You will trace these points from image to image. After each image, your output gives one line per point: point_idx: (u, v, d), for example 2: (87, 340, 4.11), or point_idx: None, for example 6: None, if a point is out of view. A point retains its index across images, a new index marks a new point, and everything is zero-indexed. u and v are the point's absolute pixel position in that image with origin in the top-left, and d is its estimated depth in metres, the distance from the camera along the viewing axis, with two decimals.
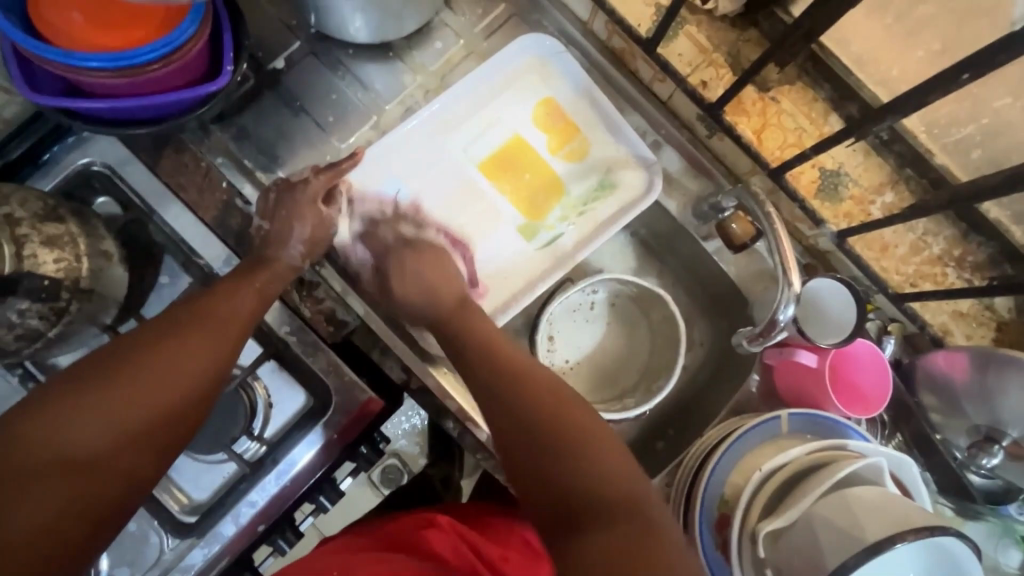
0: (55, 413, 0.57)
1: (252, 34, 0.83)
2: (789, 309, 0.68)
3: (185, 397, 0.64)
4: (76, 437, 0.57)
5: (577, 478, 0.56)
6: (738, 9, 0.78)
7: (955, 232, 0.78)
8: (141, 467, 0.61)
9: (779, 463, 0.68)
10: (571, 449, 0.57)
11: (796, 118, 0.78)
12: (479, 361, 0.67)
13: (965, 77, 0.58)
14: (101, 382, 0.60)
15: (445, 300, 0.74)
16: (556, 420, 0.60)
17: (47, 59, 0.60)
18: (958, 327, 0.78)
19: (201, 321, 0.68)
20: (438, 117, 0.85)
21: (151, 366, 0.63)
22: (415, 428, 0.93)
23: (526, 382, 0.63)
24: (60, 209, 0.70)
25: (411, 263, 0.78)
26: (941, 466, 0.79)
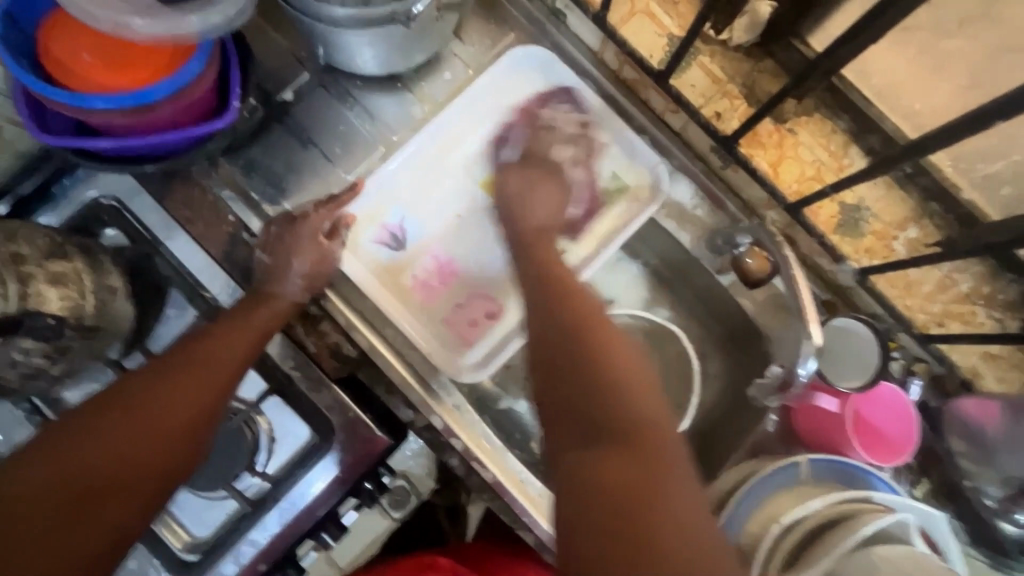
0: (44, 460, 0.56)
1: (261, 66, 0.83)
2: (810, 364, 0.64)
3: (179, 436, 0.62)
4: (69, 480, 0.56)
5: (603, 398, 0.56)
6: (754, 40, 0.76)
7: (984, 269, 0.74)
8: (132, 510, 0.59)
9: (799, 516, 0.64)
10: (599, 373, 0.57)
11: (814, 149, 0.75)
12: (541, 274, 0.68)
13: (997, 121, 0.55)
14: (97, 424, 0.59)
15: (528, 228, 0.74)
16: (596, 344, 0.59)
17: (55, 101, 0.60)
18: (988, 369, 0.74)
19: (194, 361, 0.66)
20: (435, 142, 0.85)
21: (144, 408, 0.62)
22: (418, 450, 0.84)
23: (572, 306, 0.63)
24: (67, 246, 0.69)
25: (537, 185, 0.77)
26: (971, 515, 0.75)
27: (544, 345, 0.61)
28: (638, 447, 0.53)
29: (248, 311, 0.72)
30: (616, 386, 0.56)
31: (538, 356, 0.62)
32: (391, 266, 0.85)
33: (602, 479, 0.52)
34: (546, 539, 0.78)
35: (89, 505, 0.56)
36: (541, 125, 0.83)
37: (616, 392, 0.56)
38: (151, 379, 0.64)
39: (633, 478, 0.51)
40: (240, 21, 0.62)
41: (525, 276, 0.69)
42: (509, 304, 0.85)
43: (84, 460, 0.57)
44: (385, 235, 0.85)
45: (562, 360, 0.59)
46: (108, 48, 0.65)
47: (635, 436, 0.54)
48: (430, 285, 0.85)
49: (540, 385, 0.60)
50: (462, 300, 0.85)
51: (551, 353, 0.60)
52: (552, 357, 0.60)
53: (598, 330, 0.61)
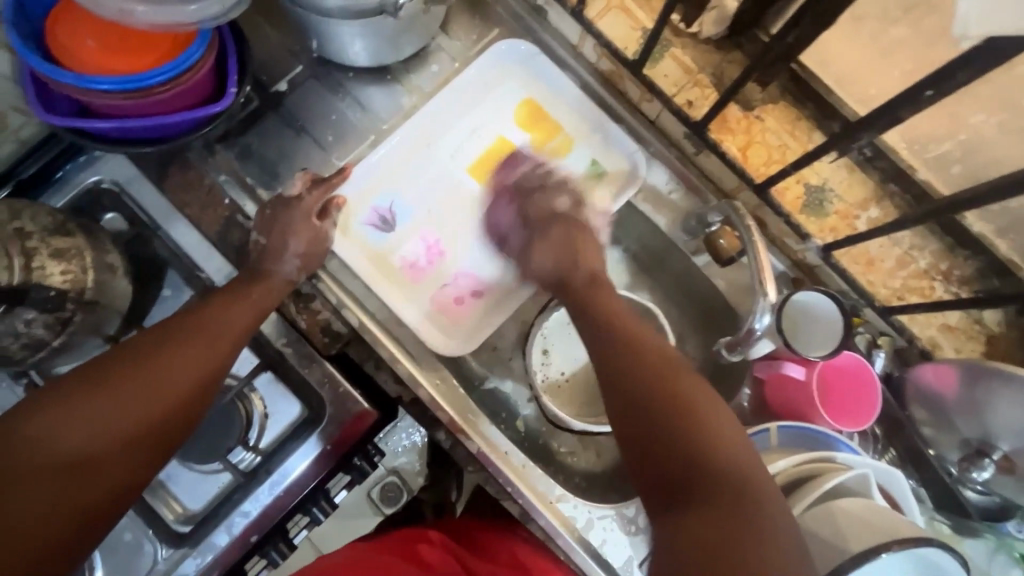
0: (51, 415, 0.59)
1: (256, 59, 0.87)
2: (765, 318, 0.68)
3: (181, 399, 0.66)
4: (66, 444, 0.58)
5: (692, 456, 0.58)
6: (722, 33, 0.81)
7: (940, 246, 0.79)
8: (136, 466, 0.62)
9: (765, 475, 0.68)
10: (679, 423, 0.60)
11: (780, 134, 0.80)
12: (609, 334, 0.70)
13: (929, 93, 0.60)
14: (97, 388, 0.62)
15: (580, 273, 0.78)
16: (685, 406, 0.61)
17: (61, 83, 0.64)
18: (947, 341, 0.79)
19: (192, 332, 0.69)
20: (420, 130, 0.89)
21: (143, 375, 0.64)
22: (415, 446, 0.93)
23: (657, 368, 0.65)
24: (69, 224, 0.72)
25: (559, 235, 0.81)
26: (935, 482, 0.78)
27: (620, 400, 0.65)
28: (739, 500, 0.54)
29: (246, 289, 0.75)
30: (696, 435, 0.59)
31: (616, 413, 0.65)
32: (379, 248, 0.88)
33: (700, 530, 0.53)
34: (529, 509, 0.81)
35: (93, 462, 0.59)
36: (552, 185, 0.86)
37: (700, 444, 0.58)
38: (158, 343, 0.67)
39: (736, 533, 0.52)
40: (236, 11, 0.66)
41: (594, 333, 0.71)
42: (493, 284, 0.89)
43: (81, 424, 0.60)
44: (375, 218, 0.88)
45: (651, 422, 0.61)
46: (112, 36, 0.69)
47: (731, 488, 0.55)
48: (417, 266, 0.88)
49: (628, 444, 0.63)
50: (448, 279, 0.89)
51: (630, 410, 0.63)
52: (631, 413, 0.63)
53: (673, 378, 0.64)
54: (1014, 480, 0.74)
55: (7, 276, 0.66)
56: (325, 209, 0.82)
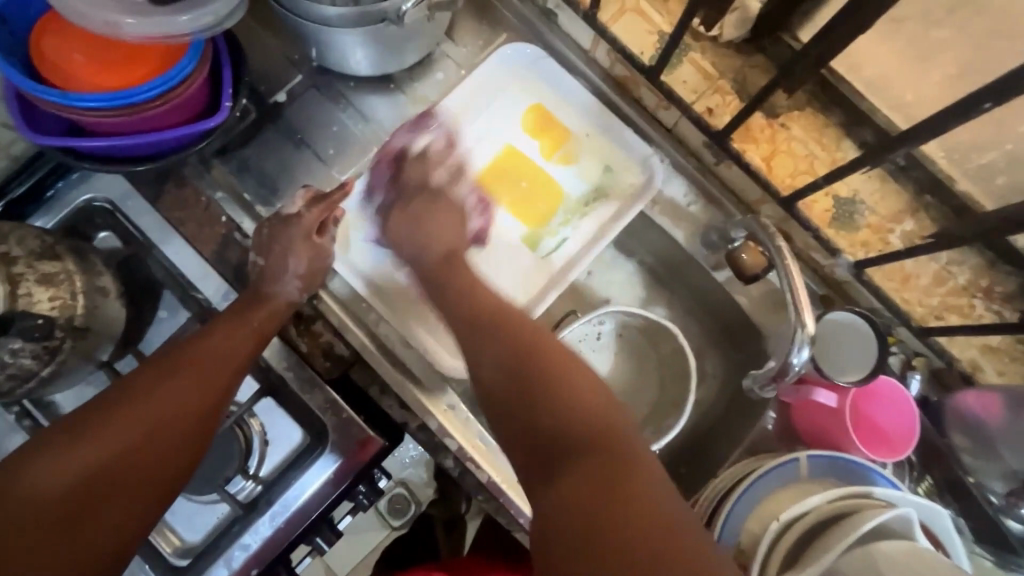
0: (44, 463, 0.56)
1: (254, 69, 0.83)
2: (804, 352, 0.64)
3: (181, 437, 0.63)
4: (64, 490, 0.56)
5: (545, 412, 0.59)
6: (744, 36, 0.77)
7: (980, 261, 0.73)
8: (135, 512, 0.59)
9: (798, 512, 0.63)
10: (541, 388, 0.61)
11: (808, 144, 0.75)
12: (471, 307, 0.70)
13: (987, 105, 0.55)
14: (89, 431, 0.59)
15: (439, 249, 0.76)
16: (535, 365, 0.63)
17: (46, 100, 0.61)
18: (988, 362, 0.73)
19: (191, 362, 0.66)
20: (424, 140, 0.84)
21: (138, 413, 0.61)
22: (420, 459, 0.96)
23: (512, 339, 0.66)
24: (57, 247, 0.69)
25: (426, 214, 0.77)
26: (976, 513, 0.72)
27: (489, 373, 0.65)
28: (601, 455, 0.55)
29: (244, 311, 0.72)
30: (560, 398, 0.60)
31: (487, 386, 0.65)
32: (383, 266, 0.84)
33: (575, 489, 0.53)
34: None
35: (88, 508, 0.57)
36: (414, 157, 0.80)
37: (564, 406, 0.59)
38: (156, 377, 0.64)
39: (600, 475, 0.53)
40: (231, 21, 0.63)
41: (451, 307, 0.71)
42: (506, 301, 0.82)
43: (76, 470, 0.57)
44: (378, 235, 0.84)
45: (506, 388, 0.63)
46: (101, 49, 0.65)
47: (598, 442, 0.56)
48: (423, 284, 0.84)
49: (490, 409, 0.64)
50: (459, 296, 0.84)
51: (499, 381, 0.64)
52: (499, 386, 0.63)
53: (530, 346, 0.65)
54: None
55: None
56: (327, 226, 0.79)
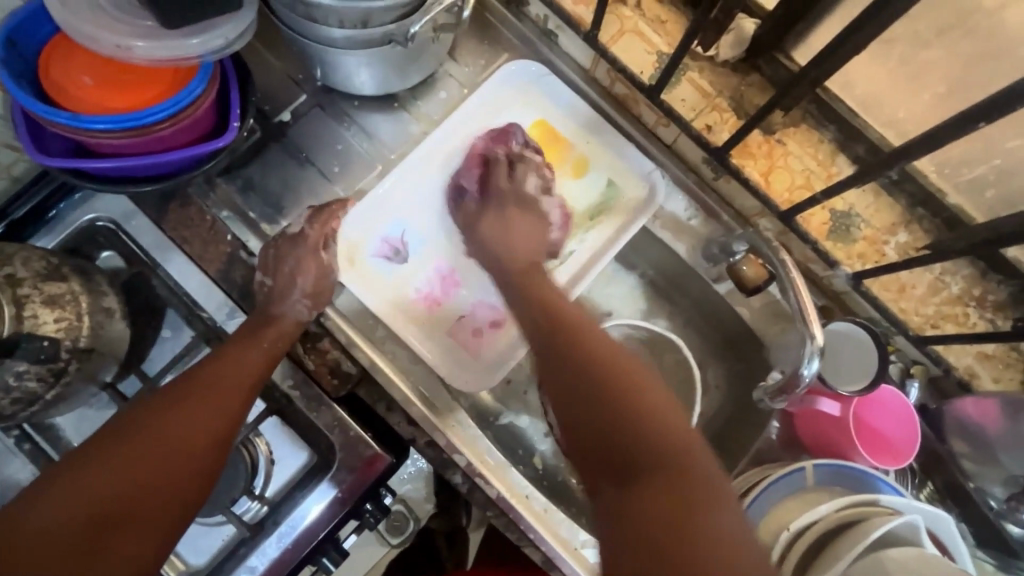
0: (60, 495, 0.56)
1: (259, 89, 0.84)
2: (814, 364, 0.65)
3: (193, 460, 0.62)
4: (76, 518, 0.56)
5: (626, 435, 0.60)
6: (740, 55, 0.79)
7: (972, 271, 0.76)
8: (149, 541, 0.58)
9: (808, 521, 0.64)
10: (611, 400, 0.62)
11: (803, 159, 0.78)
12: (542, 310, 0.71)
13: (981, 123, 0.57)
14: (102, 460, 0.59)
15: (518, 258, 0.77)
16: (619, 386, 0.63)
17: (56, 123, 0.61)
18: (984, 369, 0.74)
19: (202, 387, 0.66)
20: (430, 156, 0.86)
21: (151, 440, 0.61)
22: (418, 473, 0.96)
23: (583, 347, 0.66)
24: (63, 268, 0.69)
25: (507, 213, 0.80)
26: (977, 517, 0.74)
27: (559, 378, 0.66)
28: (666, 469, 0.57)
29: (254, 334, 0.72)
30: (629, 410, 0.61)
31: (556, 388, 0.66)
32: (391, 281, 0.84)
33: (641, 505, 0.55)
34: (553, 554, 0.76)
35: (100, 539, 0.56)
36: (494, 162, 0.83)
37: (633, 420, 0.60)
38: (169, 402, 0.64)
39: (672, 509, 0.54)
40: (240, 44, 0.64)
41: (532, 317, 0.71)
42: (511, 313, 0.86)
43: (87, 501, 0.56)
44: (385, 249, 0.85)
45: (577, 399, 0.64)
46: (109, 71, 0.65)
47: (664, 459, 0.58)
48: (431, 297, 0.85)
49: (558, 415, 0.65)
50: (466, 309, 0.86)
51: (567, 389, 0.64)
52: (569, 393, 0.64)
53: (600, 355, 0.65)
54: None
55: None
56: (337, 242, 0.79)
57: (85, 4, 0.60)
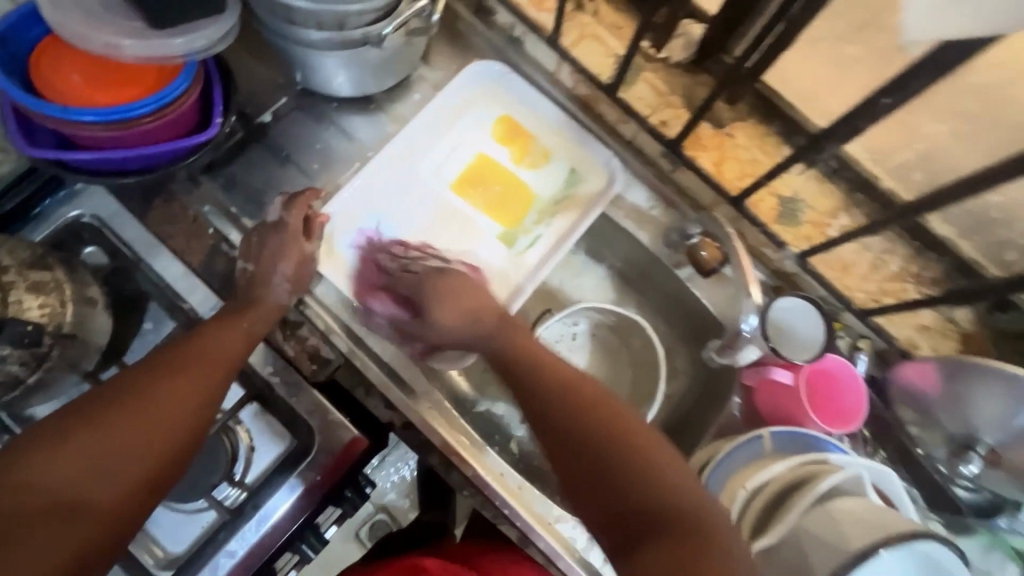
0: (39, 455, 0.57)
1: (242, 91, 0.88)
2: (752, 320, 0.75)
3: (172, 430, 0.64)
4: (56, 479, 0.57)
5: (632, 489, 0.60)
6: (690, 57, 0.86)
7: (910, 250, 0.81)
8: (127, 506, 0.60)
9: (762, 480, 0.68)
10: (614, 461, 0.62)
11: (751, 150, 0.85)
12: (534, 372, 0.70)
13: (885, 101, 0.65)
14: (83, 425, 0.60)
15: (489, 317, 0.76)
16: (620, 436, 0.63)
17: (45, 115, 0.65)
18: (924, 340, 0.81)
19: (185, 361, 0.68)
20: (401, 149, 0.90)
21: (133, 409, 0.63)
22: (404, 480, 0.96)
23: (581, 407, 0.66)
24: (48, 257, 0.71)
25: (447, 286, 0.78)
26: (926, 480, 0.80)
27: (559, 446, 0.66)
28: (678, 532, 0.57)
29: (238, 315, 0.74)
30: (632, 474, 0.61)
31: (557, 455, 0.66)
32: (366, 270, 0.86)
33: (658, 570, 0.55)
34: (528, 529, 0.79)
35: (79, 505, 0.57)
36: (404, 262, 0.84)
37: (639, 481, 0.60)
38: (151, 374, 0.66)
39: (694, 561, 0.54)
40: (222, 45, 0.69)
41: (520, 381, 0.71)
42: None
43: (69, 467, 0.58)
44: (360, 240, 0.87)
45: (578, 466, 0.64)
46: (96, 70, 0.69)
47: (676, 520, 0.58)
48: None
49: (565, 483, 0.65)
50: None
51: (568, 456, 0.65)
52: (570, 462, 0.65)
53: (596, 412, 0.65)
54: (1005, 476, 0.74)
55: None
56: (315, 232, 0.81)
57: (75, 6, 0.64)
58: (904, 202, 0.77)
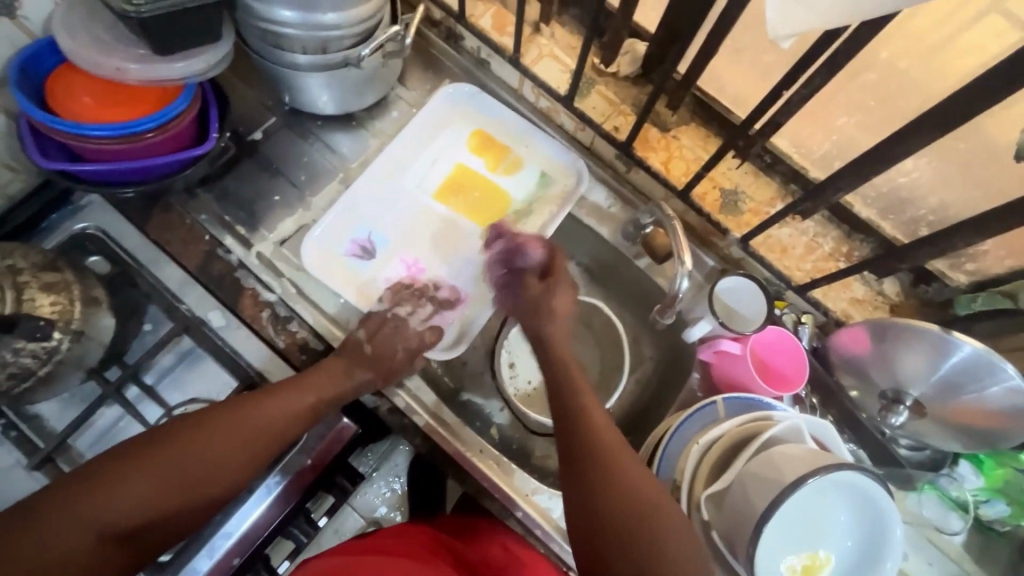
0: (106, 489, 0.62)
1: (234, 113, 0.97)
2: (683, 283, 0.81)
3: (227, 479, 0.69)
4: (119, 513, 0.62)
5: (638, 553, 0.61)
6: (637, 71, 0.98)
7: (840, 232, 0.92)
8: (171, 534, 0.66)
9: (712, 437, 0.75)
10: (628, 528, 0.63)
11: (694, 150, 0.96)
12: (571, 415, 0.73)
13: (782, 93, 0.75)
14: (151, 463, 0.65)
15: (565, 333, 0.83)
16: (639, 503, 0.64)
17: (59, 130, 0.73)
18: (857, 312, 0.90)
19: (245, 417, 0.71)
20: (385, 165, 0.99)
21: (196, 453, 0.67)
22: (394, 495, 1.01)
23: (608, 464, 0.67)
24: (58, 261, 0.78)
25: (567, 292, 0.86)
26: (868, 439, 0.87)
27: (577, 498, 0.67)
28: None
29: (302, 383, 0.77)
30: (639, 539, 0.62)
31: (573, 503, 0.68)
32: (364, 274, 0.95)
33: None
34: (508, 494, 0.85)
35: (133, 534, 0.63)
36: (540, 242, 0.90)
37: (643, 548, 0.61)
38: (218, 422, 0.70)
39: None
40: (217, 70, 0.78)
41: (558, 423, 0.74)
42: (472, 289, 0.97)
43: (136, 504, 0.63)
44: (355, 249, 0.96)
45: (591, 520, 0.65)
46: (104, 92, 0.78)
47: None
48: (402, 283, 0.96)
49: (573, 531, 0.67)
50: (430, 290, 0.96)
51: (579, 510, 0.67)
52: (580, 516, 0.66)
53: (620, 472, 0.66)
54: (929, 424, 0.83)
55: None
56: (412, 312, 0.91)
57: (87, 36, 0.73)
58: (816, 179, 0.89)
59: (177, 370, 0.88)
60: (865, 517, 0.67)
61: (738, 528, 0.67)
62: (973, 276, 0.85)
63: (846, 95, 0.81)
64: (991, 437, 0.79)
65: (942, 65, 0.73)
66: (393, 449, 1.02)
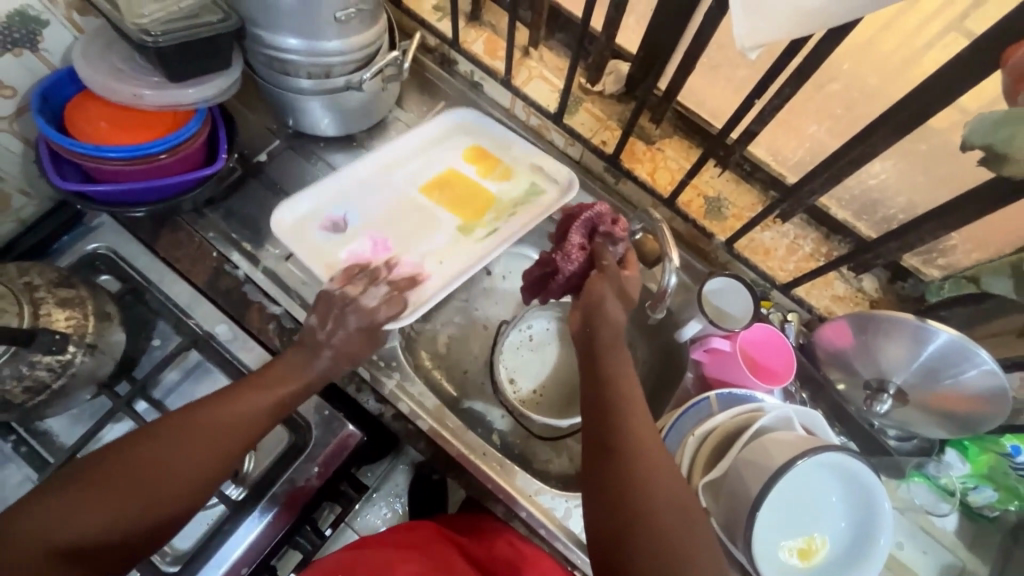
0: (69, 500, 0.59)
1: (241, 137, 1.02)
2: (671, 277, 0.84)
3: (195, 482, 0.65)
4: (78, 525, 0.58)
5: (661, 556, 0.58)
6: (621, 89, 1.04)
7: (819, 234, 0.97)
8: (139, 545, 0.62)
9: (706, 429, 0.78)
10: (654, 530, 0.59)
11: (678, 161, 1.02)
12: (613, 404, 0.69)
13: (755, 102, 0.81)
14: (112, 470, 0.61)
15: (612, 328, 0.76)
16: (670, 504, 0.61)
17: (78, 153, 0.78)
18: (840, 309, 0.95)
19: (212, 416, 0.67)
20: (382, 160, 1.02)
21: (159, 457, 0.63)
22: (394, 514, 1.10)
23: (643, 462, 0.64)
24: (72, 278, 0.81)
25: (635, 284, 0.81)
26: (858, 431, 0.91)
27: (603, 495, 0.64)
28: None
29: (272, 377, 0.74)
30: (664, 540, 0.59)
31: (598, 499, 0.64)
32: (327, 244, 0.95)
33: None
34: (513, 496, 0.86)
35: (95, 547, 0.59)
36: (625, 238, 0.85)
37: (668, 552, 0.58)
38: (182, 422, 0.66)
39: None
40: (227, 94, 0.83)
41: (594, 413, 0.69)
42: (438, 271, 0.95)
43: (96, 514, 0.59)
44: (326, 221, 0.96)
45: (616, 518, 0.61)
46: (119, 117, 0.83)
47: None
48: (362, 257, 0.95)
49: (591, 528, 0.64)
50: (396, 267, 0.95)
51: (604, 507, 0.63)
52: (604, 513, 0.63)
53: (655, 471, 0.63)
54: (913, 411, 0.87)
55: (17, 322, 0.73)
56: (367, 290, 0.84)
57: (106, 66, 0.78)
58: (789, 181, 0.94)
59: (184, 384, 0.89)
60: (853, 499, 0.70)
61: (735, 515, 0.69)
62: (945, 270, 0.90)
63: (814, 106, 0.87)
64: (972, 422, 0.82)
65: (898, 75, 0.79)
66: (393, 469, 1.12)
